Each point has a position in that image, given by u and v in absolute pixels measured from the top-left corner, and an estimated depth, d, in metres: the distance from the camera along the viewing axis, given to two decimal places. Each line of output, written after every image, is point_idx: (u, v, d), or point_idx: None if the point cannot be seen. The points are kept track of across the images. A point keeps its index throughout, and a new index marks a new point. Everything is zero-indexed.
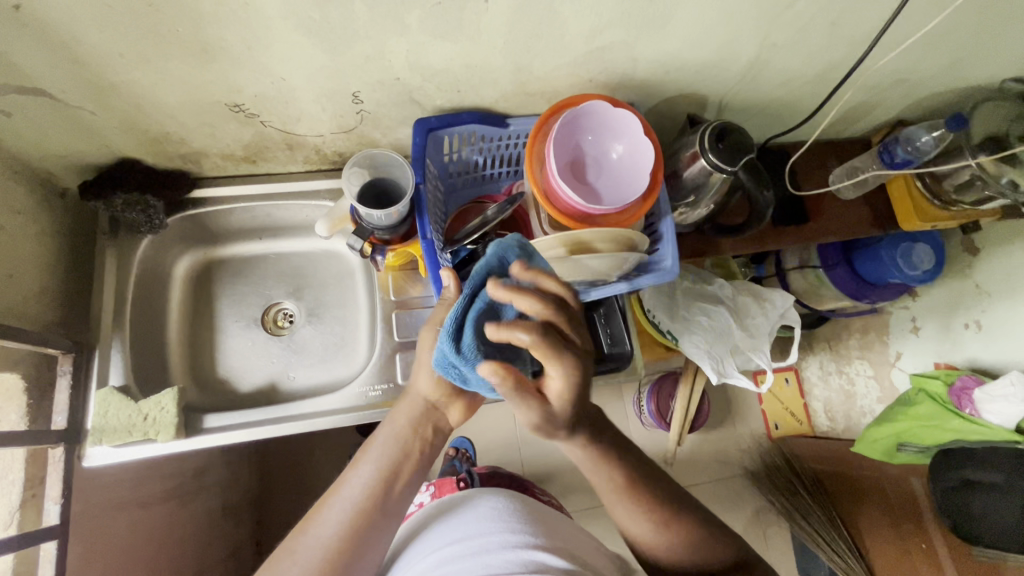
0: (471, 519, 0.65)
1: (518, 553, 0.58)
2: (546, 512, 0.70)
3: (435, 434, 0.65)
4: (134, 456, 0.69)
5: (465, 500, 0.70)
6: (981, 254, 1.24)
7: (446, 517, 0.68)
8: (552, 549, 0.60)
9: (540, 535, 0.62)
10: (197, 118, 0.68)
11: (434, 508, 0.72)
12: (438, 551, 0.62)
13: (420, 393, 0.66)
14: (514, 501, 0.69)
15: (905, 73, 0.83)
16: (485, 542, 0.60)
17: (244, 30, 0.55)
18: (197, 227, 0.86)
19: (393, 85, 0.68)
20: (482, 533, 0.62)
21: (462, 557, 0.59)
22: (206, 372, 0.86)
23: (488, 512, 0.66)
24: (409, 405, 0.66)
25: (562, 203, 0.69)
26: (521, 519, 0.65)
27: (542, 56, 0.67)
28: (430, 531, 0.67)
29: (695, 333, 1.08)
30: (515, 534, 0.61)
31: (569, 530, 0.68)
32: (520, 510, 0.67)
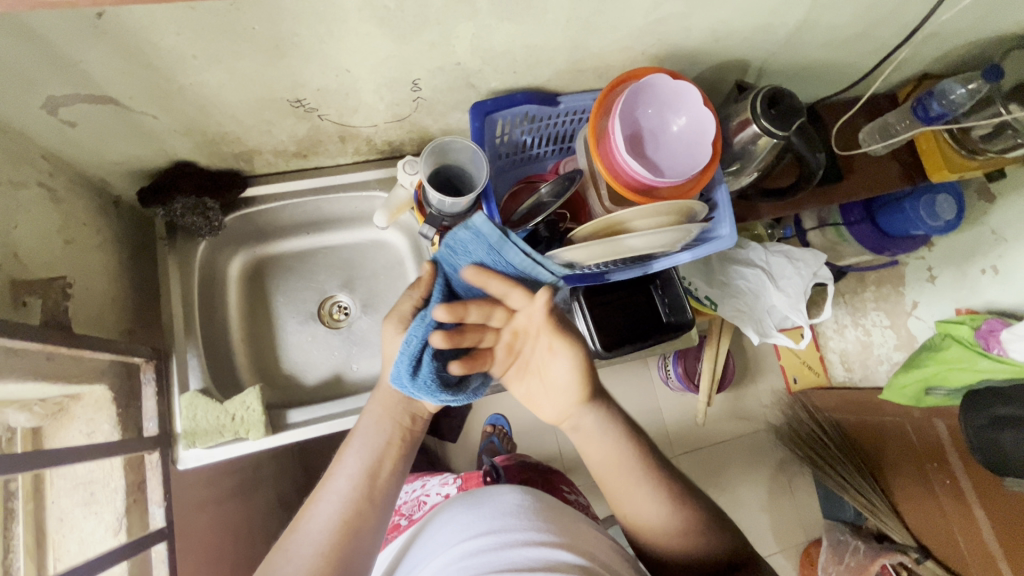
0: (494, 515, 0.65)
1: (539, 552, 0.58)
2: (568, 512, 0.70)
3: (412, 423, 0.69)
4: (227, 455, 0.70)
5: (488, 495, 0.70)
6: (998, 200, 1.28)
7: (467, 510, 0.68)
8: (571, 548, 0.60)
9: (562, 533, 0.63)
10: (255, 114, 0.67)
11: (457, 502, 0.72)
12: (459, 545, 0.62)
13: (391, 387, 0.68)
14: (538, 499, 0.70)
15: (939, 27, 0.84)
16: (507, 539, 0.60)
17: (319, 24, 0.54)
18: (248, 225, 0.85)
19: (452, 70, 0.67)
20: (505, 530, 0.62)
21: (484, 551, 0.59)
22: (271, 369, 0.87)
23: (511, 509, 0.66)
24: (381, 396, 0.68)
25: (624, 179, 0.71)
26: (543, 519, 0.65)
27: (600, 31, 0.67)
28: (450, 524, 0.68)
29: (732, 297, 1.12)
30: (537, 533, 0.62)
31: (582, 528, 0.66)
32: (543, 510, 0.68)
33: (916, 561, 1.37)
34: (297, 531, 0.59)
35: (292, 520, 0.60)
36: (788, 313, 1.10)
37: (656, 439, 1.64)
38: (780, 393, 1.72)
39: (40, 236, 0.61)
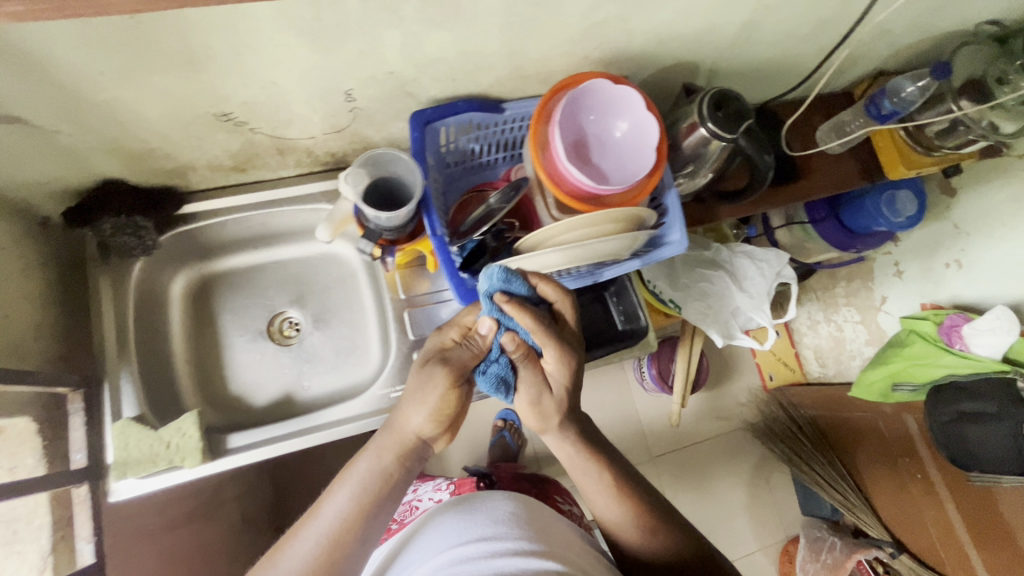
0: (484, 522, 0.66)
1: (526, 561, 0.58)
2: (552, 520, 0.71)
3: (417, 466, 0.64)
4: (161, 485, 0.67)
5: (480, 502, 0.71)
6: (959, 194, 1.28)
7: (455, 516, 0.68)
8: (556, 554, 0.61)
9: (548, 542, 0.63)
10: (182, 130, 0.64)
11: (446, 506, 0.73)
12: (447, 552, 0.62)
13: (411, 427, 0.63)
14: (525, 507, 0.71)
15: (888, 25, 0.84)
16: (495, 549, 0.61)
17: (232, 36, 0.52)
18: (189, 243, 0.82)
19: (386, 79, 0.65)
20: (494, 539, 0.63)
21: (472, 559, 0.59)
22: (218, 391, 0.84)
23: (501, 517, 0.67)
24: (395, 435, 0.63)
25: (570, 186, 0.69)
26: (529, 527, 0.66)
27: (538, 37, 0.65)
28: (438, 529, 0.68)
29: (695, 300, 1.10)
30: (525, 541, 0.62)
31: (558, 534, 0.67)
32: (530, 518, 0.69)
33: (890, 556, 1.37)
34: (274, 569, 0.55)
35: (270, 553, 0.57)
36: (751, 313, 1.09)
37: (632, 442, 1.63)
38: (756, 391, 1.72)
39: None
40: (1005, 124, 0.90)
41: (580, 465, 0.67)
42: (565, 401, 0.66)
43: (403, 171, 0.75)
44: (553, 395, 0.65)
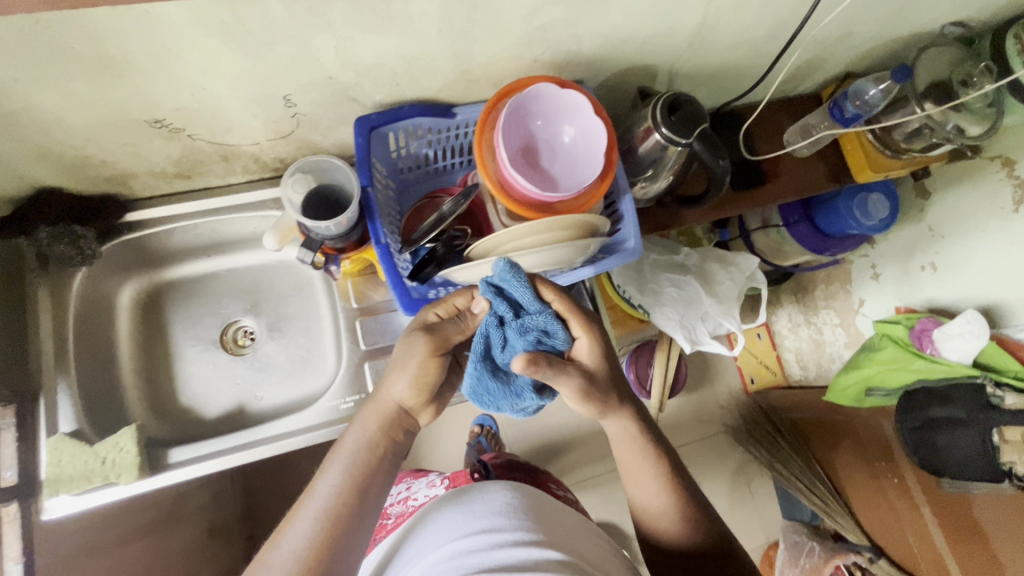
0: (482, 514, 0.66)
1: (526, 552, 0.59)
2: (554, 507, 0.72)
3: (404, 436, 0.63)
4: (94, 503, 0.66)
5: (478, 493, 0.70)
6: (932, 198, 1.23)
7: (453, 510, 0.68)
8: (556, 545, 0.62)
9: (549, 532, 0.64)
10: (115, 137, 0.63)
11: (443, 500, 0.72)
12: (448, 545, 0.62)
13: (393, 397, 0.63)
14: (525, 496, 0.71)
15: (849, 27, 0.83)
16: (494, 539, 0.61)
17: (150, 41, 0.50)
18: (136, 251, 0.81)
19: (326, 84, 0.64)
20: (492, 529, 0.63)
21: (473, 552, 0.59)
22: (167, 403, 0.82)
23: (498, 508, 0.67)
24: (376, 406, 0.63)
25: (519, 193, 0.67)
26: (526, 516, 0.66)
27: (481, 41, 0.63)
28: (437, 524, 0.68)
29: (664, 305, 1.08)
30: (524, 532, 0.63)
31: (574, 529, 0.69)
32: (529, 507, 0.69)
33: (870, 562, 1.34)
34: (275, 554, 0.54)
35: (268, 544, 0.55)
36: (721, 319, 1.06)
37: None
38: (736, 394, 1.70)
39: None
40: (971, 127, 0.88)
41: (626, 452, 0.68)
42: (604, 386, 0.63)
43: (345, 181, 0.75)
44: (599, 380, 0.62)
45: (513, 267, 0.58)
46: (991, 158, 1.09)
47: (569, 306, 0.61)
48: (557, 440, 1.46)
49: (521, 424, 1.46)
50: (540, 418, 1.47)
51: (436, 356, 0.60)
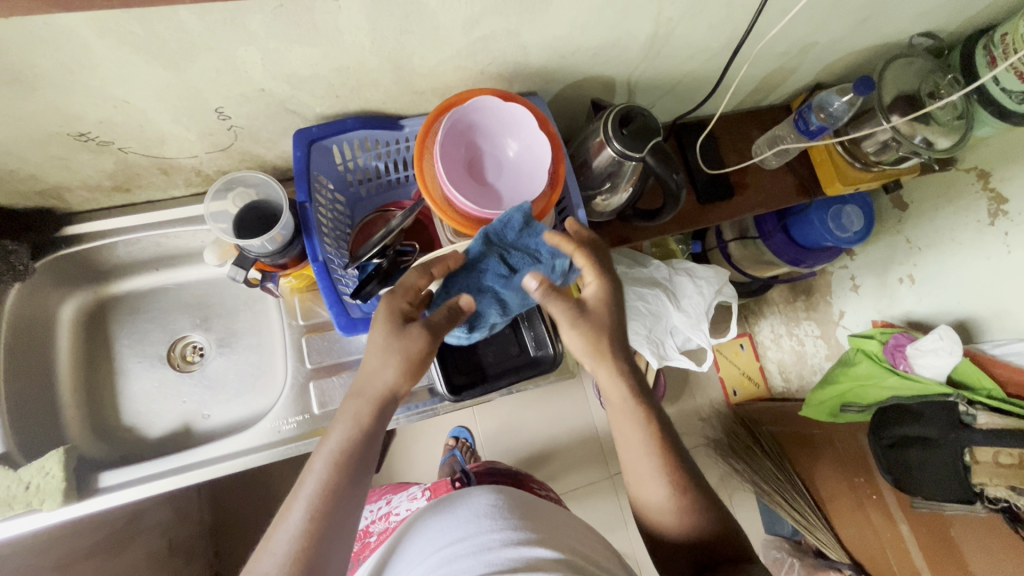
0: (467, 518, 0.63)
1: (517, 552, 0.57)
2: (539, 507, 0.70)
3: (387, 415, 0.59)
4: (19, 530, 0.63)
5: (461, 499, 0.68)
6: (909, 209, 1.20)
7: (437, 517, 0.65)
8: (547, 542, 0.60)
9: (538, 529, 0.62)
10: (39, 150, 0.61)
11: (425, 510, 0.69)
12: (437, 553, 0.59)
13: (383, 383, 0.58)
14: (507, 497, 0.69)
15: (810, 38, 0.81)
16: (484, 541, 0.59)
17: (55, 53, 0.48)
18: (77, 265, 0.78)
19: (258, 96, 0.62)
20: (481, 531, 0.60)
21: (464, 556, 0.56)
22: (109, 422, 0.80)
23: (483, 510, 0.64)
24: (367, 397, 0.58)
25: (461, 209, 0.65)
26: (513, 517, 0.63)
27: (419, 53, 0.62)
28: (423, 533, 0.65)
29: (632, 319, 1.04)
30: (512, 532, 0.60)
31: (564, 526, 0.66)
32: (514, 509, 0.66)
33: None
34: (265, 552, 0.50)
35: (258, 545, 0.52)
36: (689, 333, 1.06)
37: None
38: (718, 406, 1.67)
39: None
40: (940, 140, 0.86)
41: (629, 429, 0.62)
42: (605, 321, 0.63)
43: (276, 193, 0.71)
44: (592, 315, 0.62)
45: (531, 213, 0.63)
46: (966, 169, 1.06)
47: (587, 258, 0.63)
48: (533, 453, 1.44)
49: (496, 437, 1.43)
50: (514, 430, 1.44)
51: (435, 347, 0.60)
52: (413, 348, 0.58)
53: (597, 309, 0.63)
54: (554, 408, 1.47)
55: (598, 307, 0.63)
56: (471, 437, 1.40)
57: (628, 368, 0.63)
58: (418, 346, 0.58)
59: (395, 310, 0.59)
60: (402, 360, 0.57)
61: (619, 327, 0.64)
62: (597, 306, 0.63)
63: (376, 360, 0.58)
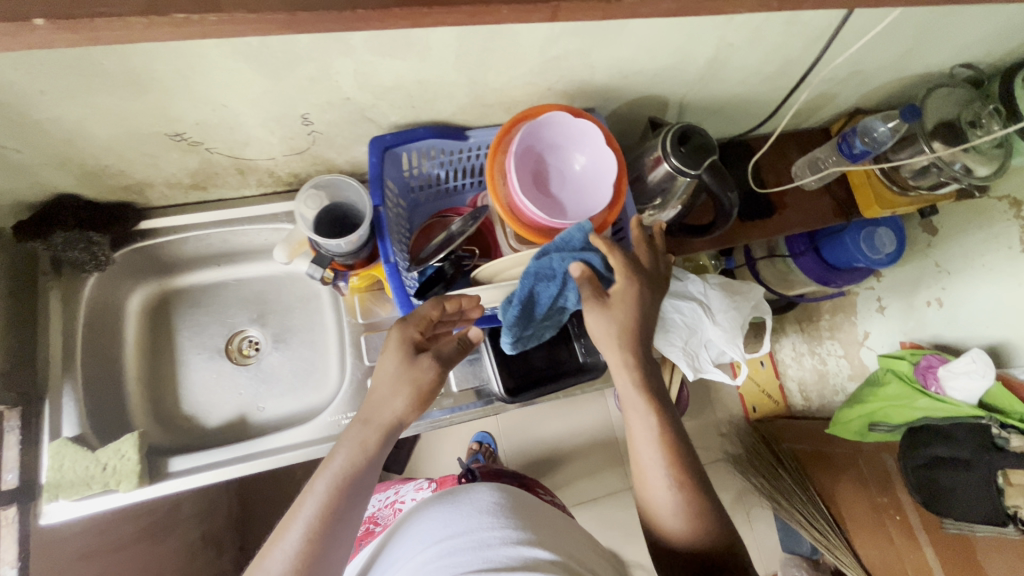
0: (469, 512, 0.65)
1: (516, 551, 0.58)
2: (539, 508, 0.72)
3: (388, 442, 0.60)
4: (95, 509, 0.67)
5: (464, 494, 0.70)
6: (940, 233, 1.22)
7: (440, 508, 0.68)
8: (545, 543, 0.61)
9: (536, 530, 0.64)
10: (134, 148, 0.64)
11: (429, 500, 0.72)
12: (437, 545, 0.61)
13: (391, 411, 0.60)
14: (509, 496, 0.71)
15: (858, 67, 0.83)
16: (483, 537, 0.60)
17: (175, 61, 0.51)
18: (148, 258, 0.82)
19: (343, 105, 0.65)
20: (481, 527, 0.62)
21: (461, 551, 0.58)
22: (170, 411, 0.82)
23: (486, 506, 0.66)
24: (372, 424, 0.59)
25: (527, 217, 0.68)
26: (512, 516, 0.65)
27: (496, 69, 0.65)
28: (424, 523, 0.67)
29: (669, 332, 1.07)
30: (512, 531, 0.62)
31: (561, 531, 0.68)
32: (515, 508, 0.68)
33: None
34: (265, 568, 0.51)
35: (258, 554, 0.53)
36: (724, 347, 1.07)
37: None
38: (736, 421, 1.68)
39: None
40: (979, 168, 0.88)
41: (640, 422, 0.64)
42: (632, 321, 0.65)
43: (356, 198, 0.75)
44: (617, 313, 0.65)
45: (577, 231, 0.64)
46: (999, 197, 1.08)
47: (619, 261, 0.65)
48: (555, 461, 1.45)
49: (519, 442, 1.45)
50: (536, 436, 1.46)
51: (442, 380, 0.63)
52: (423, 381, 0.61)
53: (625, 309, 0.65)
54: (576, 416, 1.48)
55: (626, 305, 0.65)
56: (494, 442, 1.42)
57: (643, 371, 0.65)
58: (429, 377, 0.62)
59: (410, 340, 0.62)
60: (411, 393, 0.61)
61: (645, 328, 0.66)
62: (626, 306, 0.65)
63: (382, 390, 0.60)
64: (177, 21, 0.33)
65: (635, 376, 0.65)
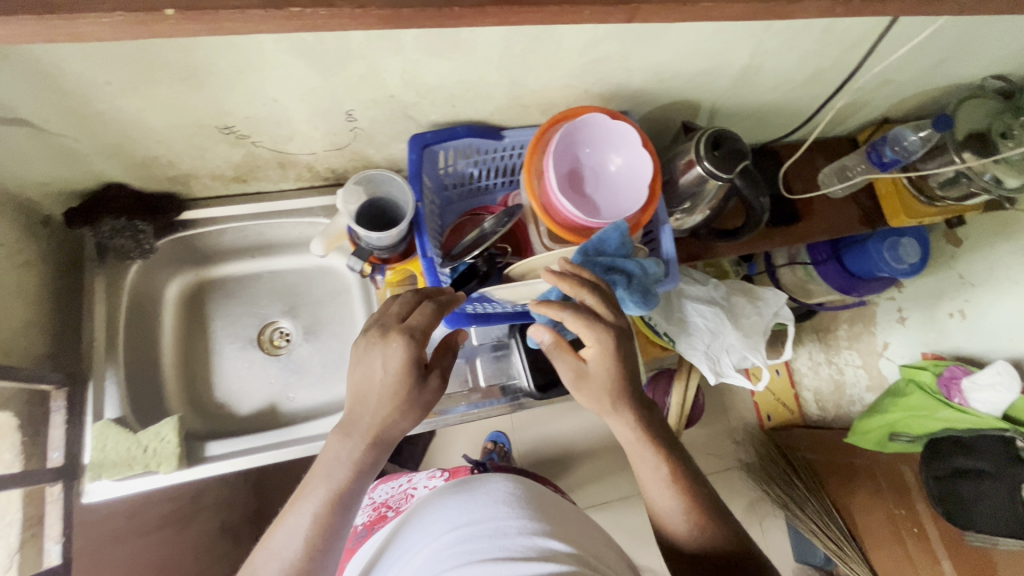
0: (485, 501, 0.66)
1: (531, 542, 0.59)
2: (551, 499, 0.72)
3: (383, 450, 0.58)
4: (135, 489, 0.69)
5: (478, 483, 0.70)
6: (965, 245, 1.21)
7: (453, 497, 0.68)
8: (561, 535, 0.62)
9: (551, 521, 0.65)
10: (185, 140, 0.66)
11: (444, 488, 0.73)
12: (450, 532, 0.62)
13: (394, 424, 0.57)
14: (523, 487, 0.71)
15: (890, 76, 0.83)
16: (500, 526, 0.61)
17: (235, 56, 0.53)
18: (187, 248, 0.84)
19: (387, 102, 0.67)
20: (497, 517, 0.63)
21: (477, 539, 0.59)
22: (204, 397, 0.84)
23: (501, 496, 0.67)
24: (373, 435, 0.56)
25: (562, 216, 0.69)
26: (527, 506, 0.66)
27: (536, 70, 0.66)
28: (438, 510, 0.68)
29: (691, 336, 1.07)
30: (528, 521, 0.63)
31: (576, 522, 0.69)
32: (531, 498, 0.68)
33: None
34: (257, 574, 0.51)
35: (253, 553, 0.54)
36: (746, 352, 1.07)
37: None
38: (751, 429, 1.67)
39: None
40: (1010, 179, 0.87)
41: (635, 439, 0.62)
42: (611, 384, 0.60)
43: (399, 193, 0.77)
44: (592, 379, 0.60)
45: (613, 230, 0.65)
46: None
47: (576, 327, 0.58)
48: (569, 463, 1.45)
49: (533, 444, 1.46)
50: (550, 437, 1.46)
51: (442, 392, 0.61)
52: (427, 399, 0.58)
53: (597, 379, 0.60)
54: (590, 419, 1.48)
55: (598, 371, 0.59)
56: (508, 442, 1.43)
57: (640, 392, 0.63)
58: (433, 396, 0.59)
59: (419, 360, 0.56)
60: (420, 412, 0.59)
61: (628, 384, 0.60)
62: (598, 372, 0.60)
63: (389, 412, 0.56)
64: (290, 13, 0.36)
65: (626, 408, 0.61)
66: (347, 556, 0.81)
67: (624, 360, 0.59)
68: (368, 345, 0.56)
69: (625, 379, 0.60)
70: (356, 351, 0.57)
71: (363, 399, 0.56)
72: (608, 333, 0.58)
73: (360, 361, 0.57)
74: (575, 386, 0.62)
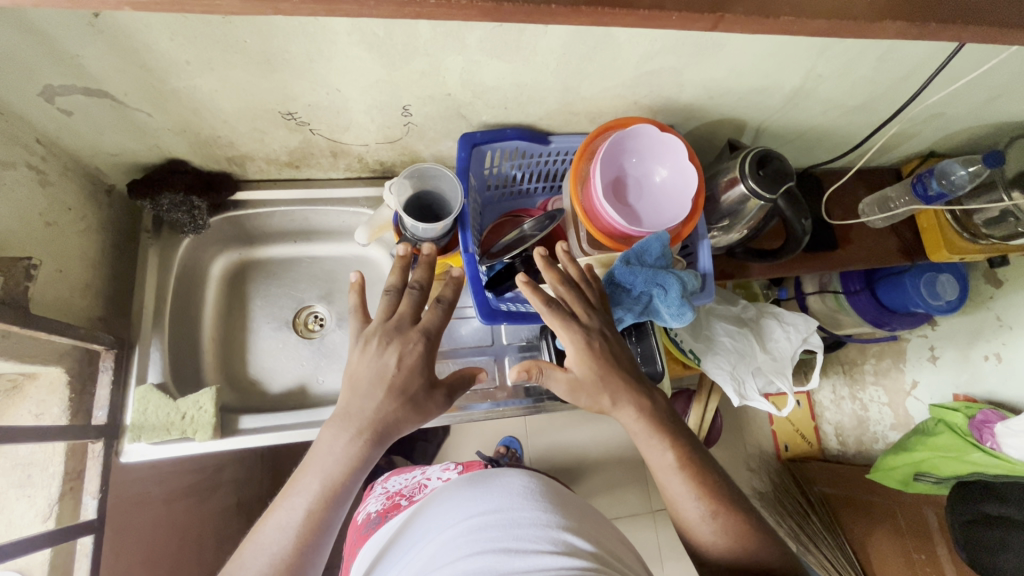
0: (502, 493, 0.66)
1: (548, 535, 0.59)
2: (567, 495, 0.72)
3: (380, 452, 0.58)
4: (170, 453, 0.73)
5: (495, 477, 0.71)
6: (1004, 287, 1.17)
7: (468, 490, 0.69)
8: (578, 530, 0.62)
9: (567, 514, 0.65)
10: (248, 123, 0.69)
11: (458, 481, 0.73)
12: (465, 521, 0.62)
13: (394, 426, 0.56)
14: (540, 482, 0.72)
15: (942, 109, 0.83)
16: (516, 517, 0.62)
17: (309, 44, 0.56)
18: (236, 227, 0.87)
19: (443, 100, 0.69)
20: (515, 508, 0.64)
21: (493, 528, 0.60)
22: (238, 372, 0.87)
23: (518, 489, 0.68)
24: (371, 435, 0.55)
25: (603, 221, 0.70)
26: (544, 500, 0.66)
27: (590, 78, 0.68)
28: (452, 501, 0.69)
29: (718, 354, 1.06)
30: (545, 513, 0.63)
31: (594, 520, 0.69)
32: (548, 493, 0.69)
33: None
34: (242, 568, 0.50)
35: (239, 547, 0.52)
36: (773, 377, 1.05)
37: None
38: (768, 459, 1.62)
39: (20, 217, 0.63)
40: None
41: (648, 437, 0.62)
42: (600, 378, 0.61)
43: (445, 188, 0.78)
44: (585, 382, 0.61)
45: (654, 240, 0.67)
46: None
47: (556, 325, 0.62)
48: (581, 475, 1.44)
49: (545, 451, 1.45)
50: (562, 445, 1.46)
51: (446, 406, 0.61)
52: (428, 406, 0.59)
53: (586, 380, 0.61)
54: (603, 431, 1.47)
55: (581, 369, 0.61)
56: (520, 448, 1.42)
57: (648, 391, 0.64)
58: (436, 411, 0.60)
59: (429, 370, 0.59)
60: (420, 416, 0.59)
61: (618, 374, 0.62)
62: (584, 374, 0.61)
63: (393, 412, 0.56)
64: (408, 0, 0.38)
65: (632, 404, 0.62)
66: (360, 542, 0.81)
67: (604, 357, 0.61)
68: (379, 348, 0.57)
69: (612, 375, 0.61)
70: (365, 350, 0.57)
71: (365, 395, 0.56)
72: (580, 328, 0.61)
73: (369, 359, 0.57)
74: (567, 394, 0.62)
